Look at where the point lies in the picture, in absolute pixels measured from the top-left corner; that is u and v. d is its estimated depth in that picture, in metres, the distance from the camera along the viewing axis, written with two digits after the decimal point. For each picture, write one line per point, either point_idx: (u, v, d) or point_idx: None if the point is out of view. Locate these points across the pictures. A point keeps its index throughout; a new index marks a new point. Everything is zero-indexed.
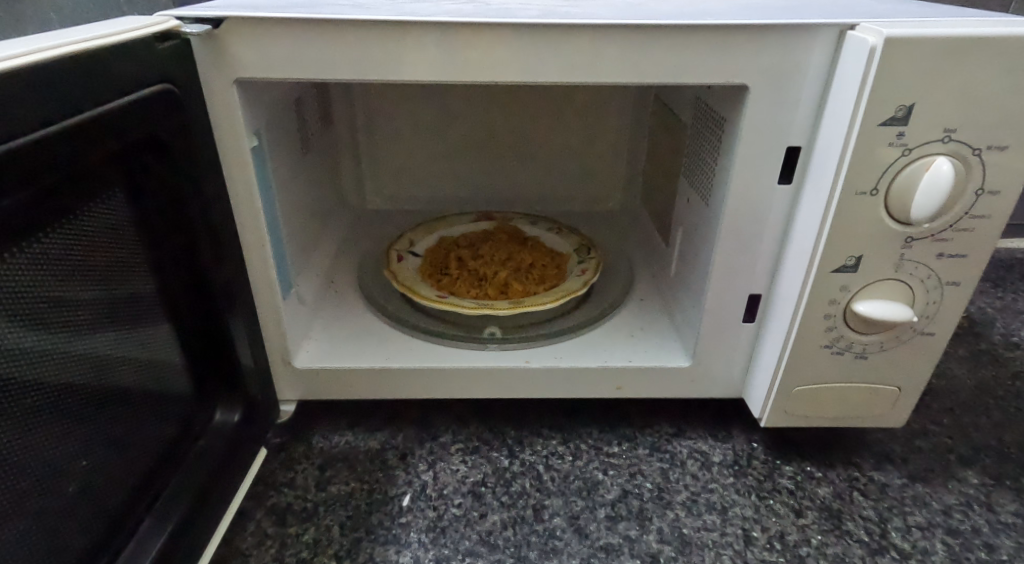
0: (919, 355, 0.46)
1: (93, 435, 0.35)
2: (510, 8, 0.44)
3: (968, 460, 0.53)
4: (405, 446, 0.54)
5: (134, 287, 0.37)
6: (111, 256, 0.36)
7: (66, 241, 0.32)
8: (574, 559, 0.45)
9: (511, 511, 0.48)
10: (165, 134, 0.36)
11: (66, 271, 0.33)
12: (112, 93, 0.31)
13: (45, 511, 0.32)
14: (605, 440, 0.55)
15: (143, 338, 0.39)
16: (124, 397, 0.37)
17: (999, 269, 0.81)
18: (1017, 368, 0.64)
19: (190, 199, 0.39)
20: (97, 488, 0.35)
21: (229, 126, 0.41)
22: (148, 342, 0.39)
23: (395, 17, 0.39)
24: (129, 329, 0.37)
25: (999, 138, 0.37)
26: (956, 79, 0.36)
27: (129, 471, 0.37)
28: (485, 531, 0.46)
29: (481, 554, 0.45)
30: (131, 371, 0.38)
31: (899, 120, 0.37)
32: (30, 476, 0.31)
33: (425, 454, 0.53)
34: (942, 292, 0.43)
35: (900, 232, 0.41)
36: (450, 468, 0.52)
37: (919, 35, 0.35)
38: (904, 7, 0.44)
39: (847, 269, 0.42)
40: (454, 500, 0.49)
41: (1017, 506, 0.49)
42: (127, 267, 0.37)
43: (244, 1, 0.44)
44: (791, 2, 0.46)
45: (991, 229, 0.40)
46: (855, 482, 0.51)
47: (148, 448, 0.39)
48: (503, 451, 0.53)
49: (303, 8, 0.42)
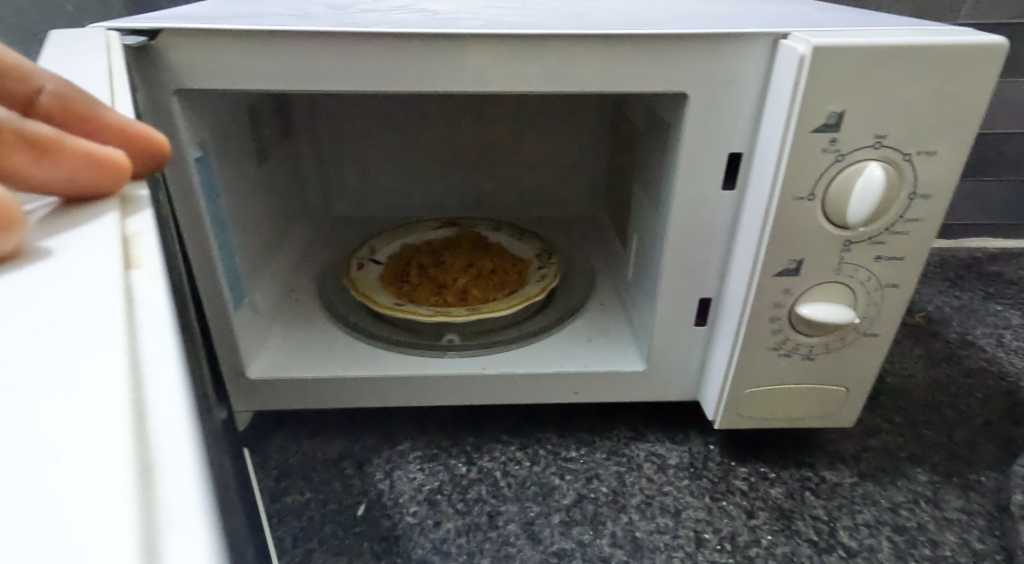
0: (863, 356, 0.47)
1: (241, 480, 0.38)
2: (455, 18, 0.45)
3: (917, 459, 0.54)
4: (363, 455, 0.54)
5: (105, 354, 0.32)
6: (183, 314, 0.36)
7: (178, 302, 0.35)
8: None
9: (466, 518, 0.48)
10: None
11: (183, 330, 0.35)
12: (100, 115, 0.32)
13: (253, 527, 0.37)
14: (563, 444, 0.55)
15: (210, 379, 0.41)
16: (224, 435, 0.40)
17: (958, 269, 0.82)
18: (970, 366, 0.65)
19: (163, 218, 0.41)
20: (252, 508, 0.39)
21: (171, 137, 0.41)
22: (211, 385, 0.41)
23: (335, 28, 0.39)
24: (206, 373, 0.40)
25: (927, 145, 0.38)
26: (882, 87, 0.37)
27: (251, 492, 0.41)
28: (438, 539, 0.46)
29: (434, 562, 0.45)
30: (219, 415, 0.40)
31: (830, 127, 0.38)
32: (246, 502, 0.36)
33: (384, 463, 0.53)
34: (883, 294, 0.44)
35: (838, 236, 0.41)
36: (407, 476, 0.52)
37: (845, 44, 0.35)
38: (841, 16, 0.44)
39: (789, 272, 0.43)
40: (409, 508, 0.49)
41: (962, 502, 0.50)
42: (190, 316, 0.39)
43: (186, 12, 0.44)
44: (734, 12, 0.46)
45: (924, 231, 0.41)
46: (807, 481, 0.52)
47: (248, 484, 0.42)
48: (462, 458, 0.54)
49: (245, 20, 0.42)
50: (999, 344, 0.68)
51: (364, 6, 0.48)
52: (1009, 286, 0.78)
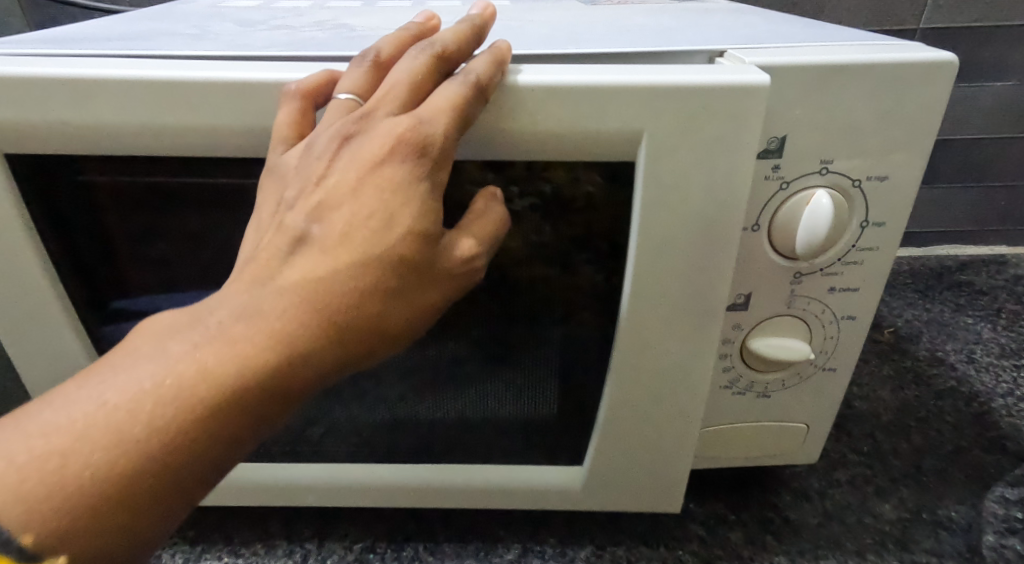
0: (822, 391, 0.44)
1: (477, 425, 0.45)
2: (369, 36, 0.41)
3: (885, 492, 0.52)
4: (282, 532, 0.51)
5: (415, 358, 0.41)
6: (426, 365, 0.42)
7: (443, 347, 0.41)
8: (556, 504, 0.45)
9: (474, 496, 0.46)
10: (178, 227, 0.38)
11: (442, 361, 0.42)
12: (110, 124, 0.33)
13: (501, 433, 0.45)
14: (511, 515, 0.52)
15: (393, 408, 0.44)
16: (434, 422, 0.45)
17: (929, 278, 0.79)
18: (941, 387, 0.62)
19: (153, 239, 0.39)
20: (464, 441, 0.45)
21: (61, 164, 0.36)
22: (407, 412, 0.44)
23: (222, 52, 0.36)
24: (414, 402, 0.44)
25: (876, 170, 0.35)
26: (829, 108, 0.33)
27: (446, 444, 0.45)
28: (458, 499, 0.46)
29: (474, 501, 0.46)
30: (426, 414, 0.44)
31: (772, 153, 0.34)
32: (505, 416, 0.44)
33: (316, 555, 0.49)
34: (839, 327, 0.41)
35: (787, 267, 0.38)
36: (339, 547, 0.50)
37: (783, 63, 0.32)
38: (786, 29, 0.41)
39: (736, 307, 0.40)
40: (416, 500, 0.46)
41: (933, 542, 0.47)
42: (401, 376, 0.42)
43: (68, 36, 0.40)
44: (675, 24, 0.43)
45: (880, 261, 0.38)
46: (769, 523, 0.50)
47: (402, 440, 0.45)
48: (391, 549, 0.49)
49: (130, 44, 0.38)
50: (970, 361, 0.65)
51: (279, 22, 0.45)
52: (981, 296, 0.75)
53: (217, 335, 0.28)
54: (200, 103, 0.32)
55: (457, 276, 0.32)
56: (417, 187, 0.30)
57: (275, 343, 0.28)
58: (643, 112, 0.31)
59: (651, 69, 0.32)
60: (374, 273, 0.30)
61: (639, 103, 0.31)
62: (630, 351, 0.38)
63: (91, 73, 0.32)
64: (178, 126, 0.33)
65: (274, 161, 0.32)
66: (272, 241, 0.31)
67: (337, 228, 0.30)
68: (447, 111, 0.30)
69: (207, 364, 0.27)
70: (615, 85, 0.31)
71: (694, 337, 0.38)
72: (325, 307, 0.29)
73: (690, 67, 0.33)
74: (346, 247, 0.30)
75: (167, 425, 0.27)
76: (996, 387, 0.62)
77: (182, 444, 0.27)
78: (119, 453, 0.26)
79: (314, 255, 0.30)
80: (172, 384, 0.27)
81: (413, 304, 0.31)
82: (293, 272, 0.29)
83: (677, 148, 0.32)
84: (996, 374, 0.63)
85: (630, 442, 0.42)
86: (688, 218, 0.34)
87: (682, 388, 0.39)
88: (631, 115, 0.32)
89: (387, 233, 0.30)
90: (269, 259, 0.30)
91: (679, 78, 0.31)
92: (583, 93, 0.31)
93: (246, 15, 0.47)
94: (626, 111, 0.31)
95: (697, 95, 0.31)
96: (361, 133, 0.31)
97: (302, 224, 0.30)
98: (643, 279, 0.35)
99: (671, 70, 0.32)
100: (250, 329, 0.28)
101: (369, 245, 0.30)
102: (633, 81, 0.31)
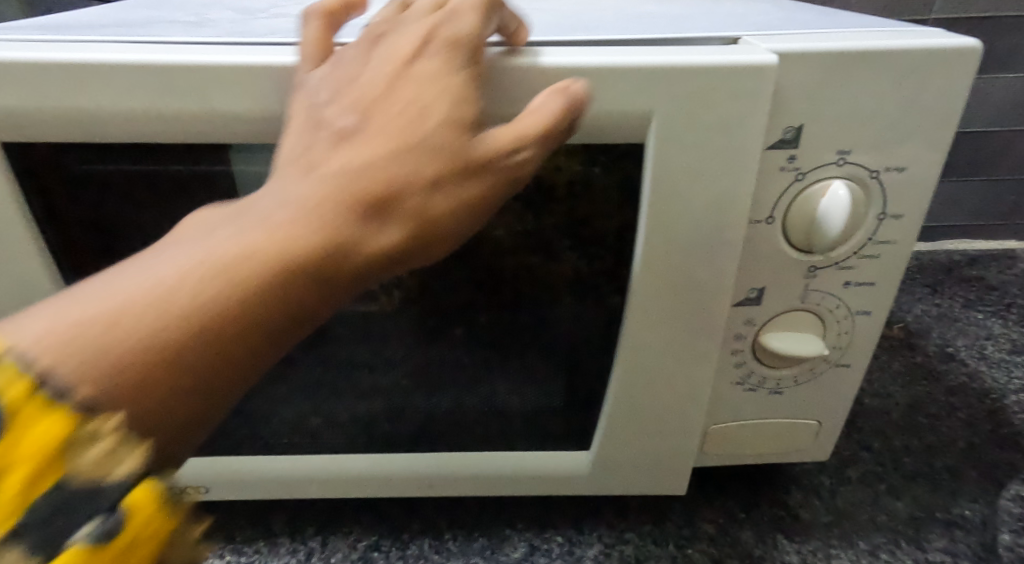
0: (835, 387, 0.43)
1: (482, 413, 0.44)
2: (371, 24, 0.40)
3: (897, 490, 0.51)
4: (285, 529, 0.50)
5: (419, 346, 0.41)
6: (430, 350, 0.41)
7: (449, 332, 0.41)
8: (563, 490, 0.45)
9: (480, 485, 0.45)
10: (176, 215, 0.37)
11: (448, 346, 0.41)
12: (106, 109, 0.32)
13: (507, 420, 0.44)
14: (517, 513, 0.51)
15: (397, 397, 0.44)
16: (439, 410, 0.44)
17: (937, 273, 0.78)
18: (952, 383, 0.61)
19: (163, 229, 0.38)
20: (469, 430, 0.44)
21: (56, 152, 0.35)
22: (411, 401, 0.44)
23: (219, 39, 0.35)
24: (419, 389, 0.43)
25: (894, 161, 0.34)
26: (846, 96, 0.32)
27: (451, 433, 0.45)
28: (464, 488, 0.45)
29: (479, 491, 0.45)
30: (430, 402, 0.44)
31: (788, 143, 0.33)
32: (511, 404, 0.44)
33: (320, 554, 0.48)
34: (854, 322, 0.40)
35: (802, 260, 0.37)
36: (343, 545, 0.49)
37: (800, 50, 0.31)
38: (799, 16, 0.40)
39: (749, 302, 0.39)
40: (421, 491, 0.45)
41: (946, 542, 0.46)
42: (405, 361, 0.42)
43: (60, 24, 0.39)
44: (684, 12, 0.42)
45: (898, 254, 0.37)
46: (779, 522, 0.49)
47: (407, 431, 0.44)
48: (395, 547, 0.49)
49: (124, 32, 0.37)
50: (981, 357, 0.64)
51: (277, 10, 0.44)
52: (990, 290, 0.74)
53: (260, 215, 0.26)
54: (199, 88, 0.31)
55: (505, 166, 0.29)
56: (452, 77, 0.30)
57: (320, 223, 0.26)
58: (651, 94, 0.31)
59: (658, 51, 0.31)
60: (416, 159, 0.28)
61: (647, 85, 0.30)
62: (635, 339, 0.37)
63: (85, 57, 0.31)
64: (176, 113, 0.32)
65: (302, 77, 0.31)
66: (315, 138, 0.29)
67: (380, 120, 0.29)
68: (477, 11, 0.31)
69: (248, 241, 0.25)
70: (622, 69, 0.30)
71: (703, 315, 0.36)
72: (363, 190, 0.27)
73: (700, 49, 0.32)
74: (390, 132, 0.29)
75: (195, 302, 0.24)
76: (1008, 383, 0.61)
77: (208, 329, 0.24)
78: (139, 329, 0.23)
79: (356, 144, 0.29)
80: (230, 254, 0.25)
81: (455, 194, 0.29)
82: (336, 161, 0.28)
83: (685, 130, 0.31)
84: (1008, 370, 0.62)
85: (636, 428, 0.41)
86: (698, 195, 0.33)
87: (692, 369, 0.39)
88: (637, 98, 0.31)
89: (424, 120, 0.29)
90: (308, 155, 0.29)
91: (688, 60, 0.30)
92: (592, 79, 0.30)
93: (244, 2, 0.46)
94: (632, 94, 0.31)
95: (704, 76, 0.30)
96: (392, 42, 0.31)
97: (344, 119, 0.29)
98: (653, 263, 0.35)
99: (679, 53, 0.31)
100: (292, 209, 0.27)
101: (410, 130, 0.29)
102: (640, 63, 0.30)
